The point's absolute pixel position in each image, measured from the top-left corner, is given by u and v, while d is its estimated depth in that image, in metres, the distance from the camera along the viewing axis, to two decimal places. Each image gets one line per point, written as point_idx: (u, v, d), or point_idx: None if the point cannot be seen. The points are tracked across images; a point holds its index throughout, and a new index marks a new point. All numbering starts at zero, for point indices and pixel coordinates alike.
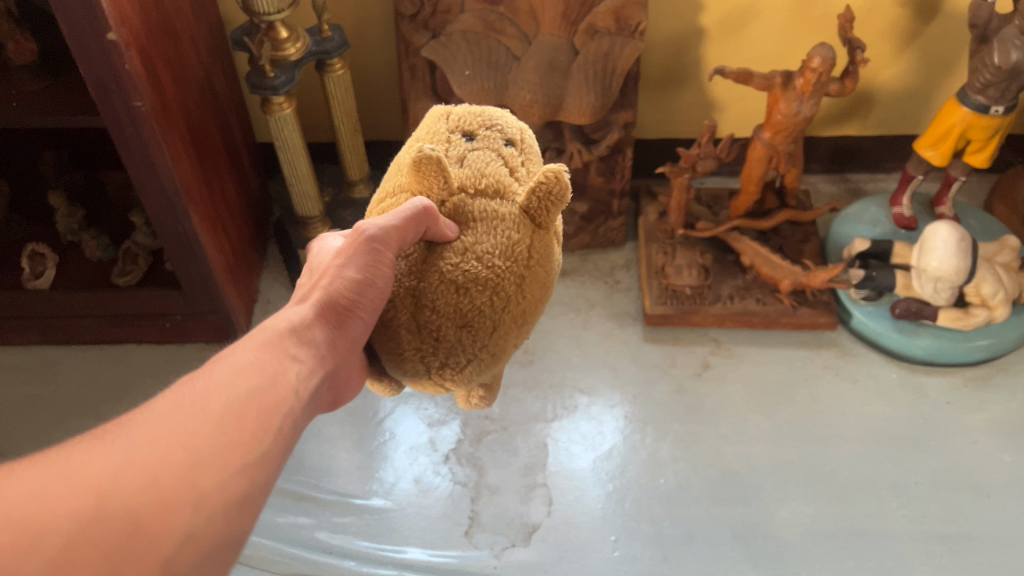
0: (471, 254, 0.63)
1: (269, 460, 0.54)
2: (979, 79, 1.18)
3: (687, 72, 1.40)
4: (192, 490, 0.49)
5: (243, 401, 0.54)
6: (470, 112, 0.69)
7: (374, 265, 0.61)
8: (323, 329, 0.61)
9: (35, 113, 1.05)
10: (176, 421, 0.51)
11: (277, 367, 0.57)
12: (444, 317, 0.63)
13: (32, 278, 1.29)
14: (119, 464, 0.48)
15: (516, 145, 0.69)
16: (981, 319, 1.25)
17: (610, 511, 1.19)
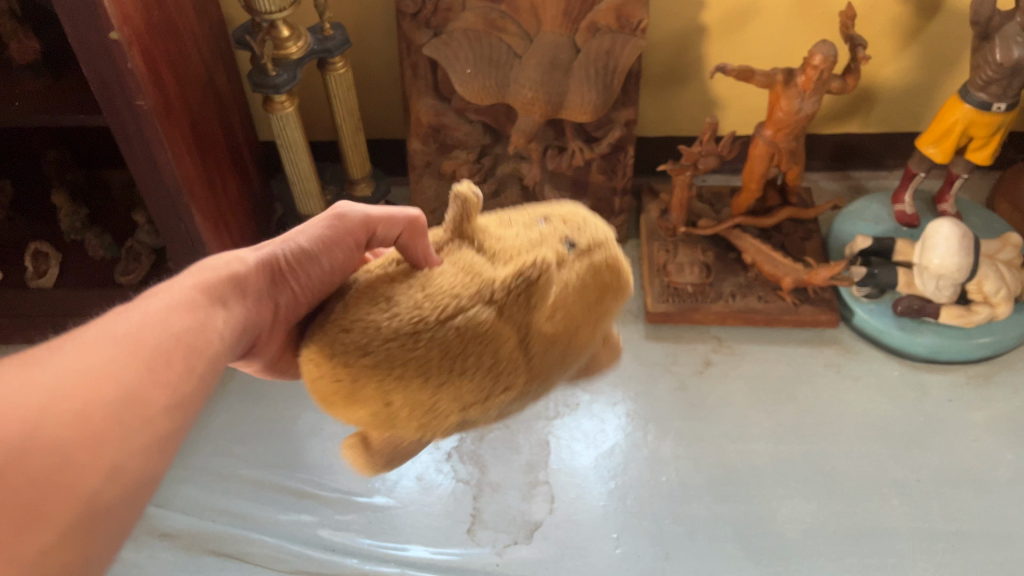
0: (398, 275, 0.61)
1: (187, 401, 0.56)
2: (981, 76, 1.17)
3: (689, 69, 1.40)
4: (118, 423, 0.51)
5: (172, 343, 0.57)
6: (573, 213, 0.62)
7: (328, 241, 0.67)
8: (256, 287, 0.65)
9: (38, 112, 1.05)
10: (108, 352, 0.53)
11: (205, 314, 0.61)
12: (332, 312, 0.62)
13: (36, 277, 1.31)
14: (52, 387, 0.49)
15: (576, 248, 0.58)
16: (982, 316, 1.25)
17: (611, 508, 1.19)
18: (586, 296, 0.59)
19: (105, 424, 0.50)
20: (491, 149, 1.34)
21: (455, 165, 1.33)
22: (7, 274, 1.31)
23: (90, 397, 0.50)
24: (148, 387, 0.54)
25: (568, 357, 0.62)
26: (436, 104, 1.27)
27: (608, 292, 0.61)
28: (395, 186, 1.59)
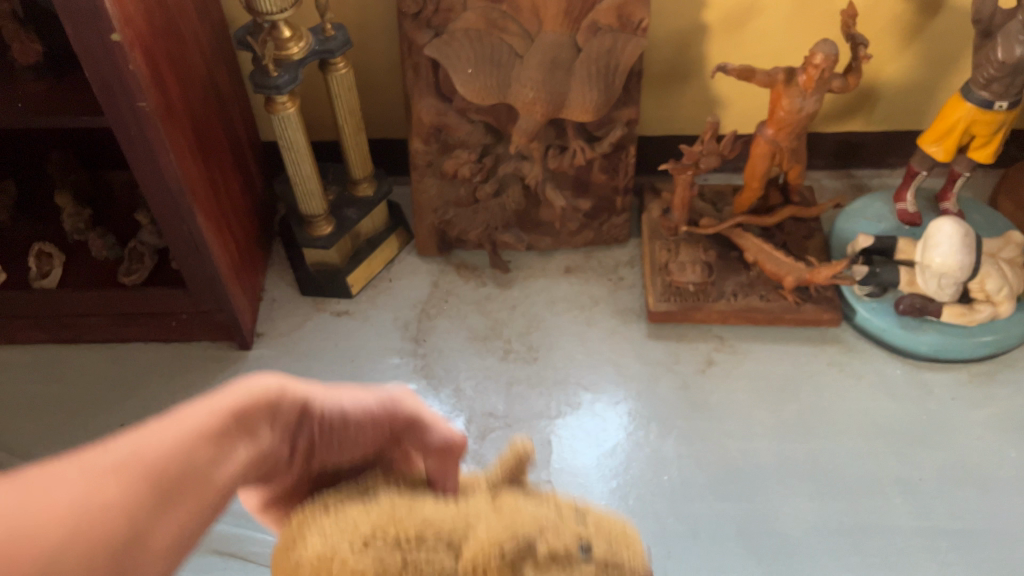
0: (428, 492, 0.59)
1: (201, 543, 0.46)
2: (983, 74, 1.17)
3: (691, 68, 1.40)
4: (118, 571, 0.39)
5: (201, 475, 0.46)
6: (622, 535, 0.54)
7: (365, 423, 0.60)
8: (287, 424, 0.55)
9: (40, 114, 1.05)
10: (128, 490, 0.40)
11: (240, 451, 0.50)
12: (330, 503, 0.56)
13: (40, 278, 1.30)
14: (84, 520, 0.38)
15: (590, 555, 0.51)
16: (985, 315, 1.25)
17: (614, 507, 1.19)
18: None
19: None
20: (492, 149, 1.34)
21: (457, 165, 1.33)
22: (11, 274, 1.32)
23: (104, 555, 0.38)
24: (173, 521, 0.43)
25: None
26: (438, 104, 1.27)
27: None
28: (397, 186, 1.59)
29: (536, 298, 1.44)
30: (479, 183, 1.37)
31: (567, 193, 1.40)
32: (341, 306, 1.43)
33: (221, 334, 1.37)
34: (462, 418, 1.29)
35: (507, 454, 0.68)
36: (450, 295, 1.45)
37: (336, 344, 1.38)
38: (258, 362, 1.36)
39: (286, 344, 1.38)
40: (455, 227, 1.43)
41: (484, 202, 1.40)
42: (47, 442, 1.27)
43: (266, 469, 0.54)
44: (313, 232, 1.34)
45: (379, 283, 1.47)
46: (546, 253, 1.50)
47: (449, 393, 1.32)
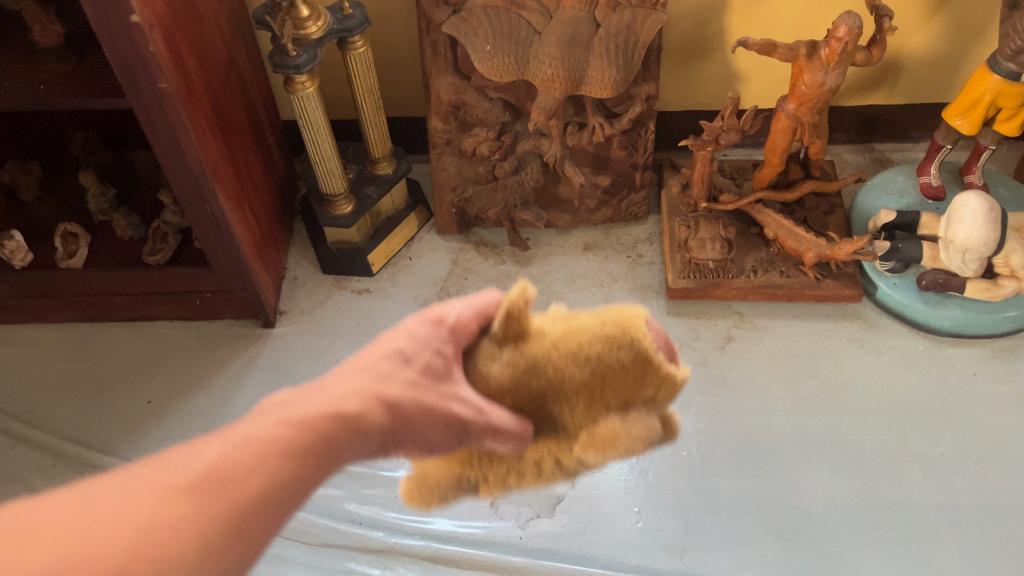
0: (580, 363, 0.66)
1: (293, 501, 0.50)
2: (1011, 46, 1.15)
3: (711, 43, 1.39)
4: (250, 522, 0.48)
5: (287, 467, 0.50)
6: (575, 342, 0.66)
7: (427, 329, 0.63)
8: (416, 384, 0.58)
9: (63, 96, 1.06)
10: (176, 471, 0.48)
11: (277, 411, 0.53)
12: (573, 376, 0.66)
13: (66, 258, 1.33)
14: (140, 532, 0.45)
15: (580, 430, 0.68)
16: (1010, 290, 1.23)
17: (633, 482, 1.20)
18: (599, 384, 0.67)
19: (220, 543, 0.46)
20: (511, 127, 1.34)
21: (475, 143, 1.33)
22: (38, 255, 1.34)
23: (196, 547, 0.45)
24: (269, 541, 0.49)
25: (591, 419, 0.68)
26: (456, 82, 1.27)
27: (605, 392, 0.67)
28: (418, 164, 1.60)
29: (556, 275, 1.44)
30: (498, 160, 1.37)
31: (586, 170, 1.40)
32: (363, 284, 1.45)
33: (245, 312, 1.39)
34: None
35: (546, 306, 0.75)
36: (469, 272, 1.45)
37: (358, 321, 1.40)
38: (282, 339, 1.38)
39: (309, 322, 1.40)
40: (475, 205, 1.44)
41: (503, 179, 1.40)
42: (78, 418, 1.30)
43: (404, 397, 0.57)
44: (332, 210, 1.35)
45: (399, 261, 1.48)
46: (565, 230, 1.51)
47: None
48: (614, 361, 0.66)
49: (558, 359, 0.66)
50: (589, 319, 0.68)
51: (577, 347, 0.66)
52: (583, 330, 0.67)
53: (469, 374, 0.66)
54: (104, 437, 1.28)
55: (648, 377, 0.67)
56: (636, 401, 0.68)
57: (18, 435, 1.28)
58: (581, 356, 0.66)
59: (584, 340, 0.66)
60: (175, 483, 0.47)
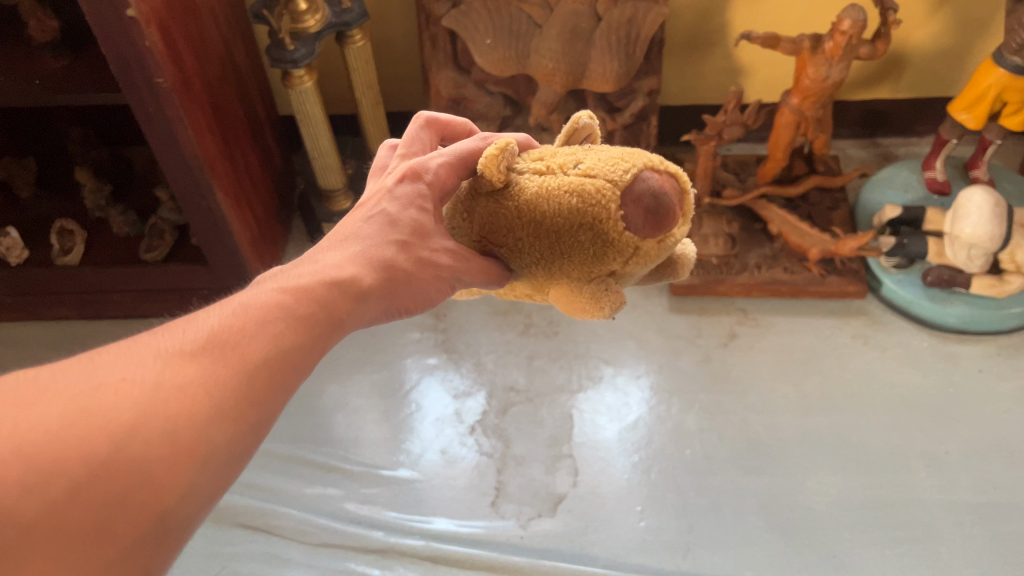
0: (545, 220, 0.61)
1: (300, 367, 0.53)
2: (1016, 40, 1.13)
3: (714, 36, 1.37)
4: (249, 391, 0.50)
5: (288, 331, 0.53)
6: (545, 194, 0.61)
7: (425, 140, 0.70)
8: (396, 198, 0.62)
9: (59, 91, 1.05)
10: (180, 369, 0.48)
11: (276, 282, 0.56)
12: (533, 238, 0.62)
13: (61, 254, 1.31)
14: (151, 389, 0.47)
15: (540, 280, 0.65)
16: (1015, 286, 1.22)
17: (635, 480, 1.19)
18: (563, 243, 0.61)
19: (233, 400, 0.49)
20: (512, 121, 1.33)
21: None
22: (34, 252, 1.32)
23: (205, 404, 0.48)
24: (284, 403, 0.52)
25: (550, 279, 0.65)
26: (456, 76, 1.26)
27: (569, 253, 0.62)
28: None
29: None
30: None
31: None
32: None
33: None
34: (483, 393, 1.29)
35: (568, 124, 0.67)
36: None
37: None
38: None
39: None
40: None
41: None
42: None
43: (391, 213, 0.62)
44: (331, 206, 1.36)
45: None
46: None
47: (470, 367, 1.32)
48: (576, 230, 0.60)
49: (518, 223, 0.62)
50: (564, 178, 0.60)
51: (539, 212, 0.61)
52: (551, 196, 0.60)
53: (455, 217, 0.67)
54: None
55: (613, 250, 0.60)
56: (604, 269, 0.62)
57: None
58: (541, 225, 0.62)
59: (546, 205, 0.61)
60: (178, 349, 0.49)
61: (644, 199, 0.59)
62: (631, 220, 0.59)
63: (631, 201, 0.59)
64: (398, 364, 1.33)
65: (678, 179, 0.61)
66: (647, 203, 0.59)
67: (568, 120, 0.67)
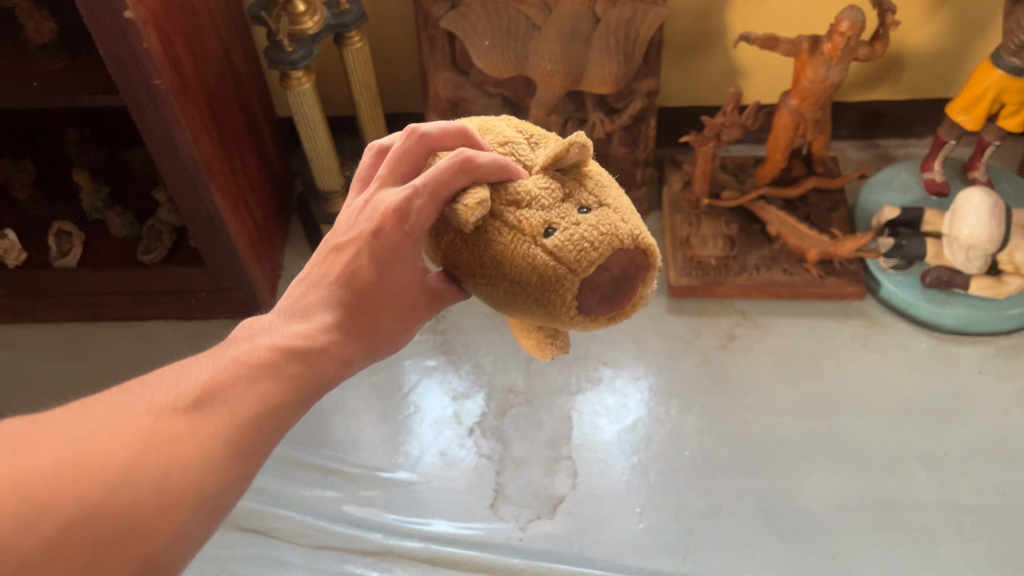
0: (508, 276, 0.63)
1: (284, 421, 0.60)
2: (1014, 41, 1.13)
3: (712, 37, 1.37)
4: (234, 445, 0.56)
5: (276, 389, 0.59)
6: (512, 253, 0.62)
7: (413, 153, 0.63)
8: (376, 254, 0.62)
9: (56, 93, 1.05)
10: (171, 422, 0.54)
11: (266, 336, 0.61)
12: (494, 283, 0.64)
13: (60, 257, 1.31)
14: (144, 439, 0.53)
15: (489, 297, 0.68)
16: (1014, 287, 1.22)
17: (635, 482, 1.19)
18: (519, 294, 0.64)
19: (220, 454, 0.55)
20: None
21: None
22: (32, 254, 1.32)
23: (195, 457, 0.54)
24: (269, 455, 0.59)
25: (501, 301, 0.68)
26: (454, 77, 1.26)
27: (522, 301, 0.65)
28: None
29: None
30: None
31: None
32: None
33: (240, 311, 1.37)
34: (482, 395, 1.29)
35: (559, 144, 0.62)
36: None
37: None
38: None
39: None
40: None
41: None
42: None
43: (369, 269, 0.63)
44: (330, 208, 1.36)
45: None
46: None
47: (468, 369, 1.32)
48: (531, 298, 0.63)
49: (481, 269, 0.64)
50: (535, 246, 0.61)
51: (502, 271, 0.63)
52: (515, 262, 0.62)
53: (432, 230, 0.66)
54: None
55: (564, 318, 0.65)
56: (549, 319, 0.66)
57: None
58: (503, 278, 0.63)
59: (509, 268, 0.62)
60: (171, 403, 0.55)
61: (601, 287, 0.63)
62: (585, 303, 0.63)
63: (589, 288, 0.63)
64: (397, 366, 1.33)
65: (636, 262, 0.64)
66: (603, 293, 0.63)
67: (561, 143, 0.62)
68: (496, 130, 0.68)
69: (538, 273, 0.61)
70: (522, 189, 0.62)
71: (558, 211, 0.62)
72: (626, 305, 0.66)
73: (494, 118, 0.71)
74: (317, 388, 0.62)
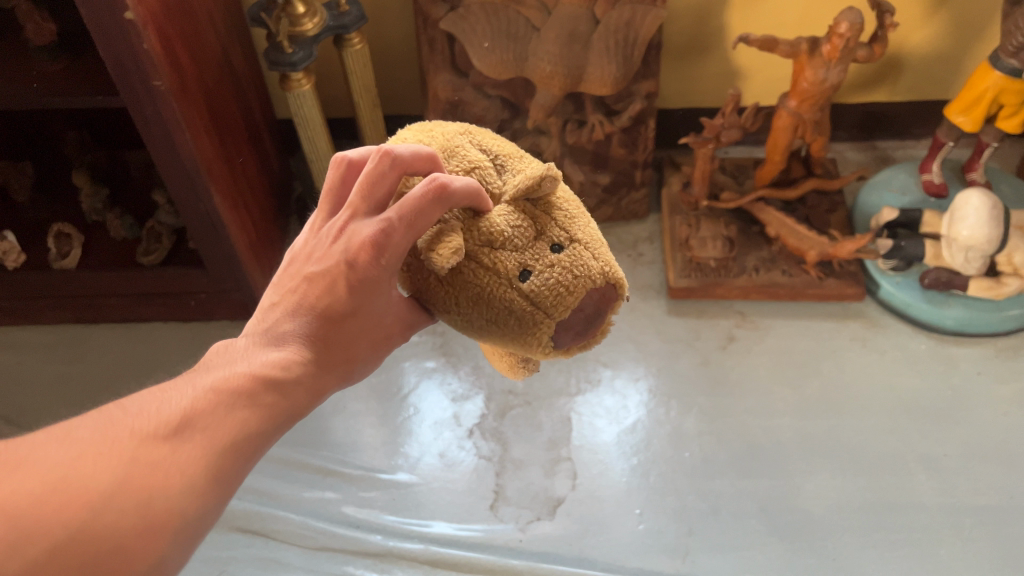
0: (484, 317, 0.65)
1: (261, 447, 0.59)
2: (1013, 42, 1.13)
3: (711, 39, 1.37)
4: (215, 471, 0.56)
5: (253, 418, 0.58)
6: (490, 298, 0.64)
7: (388, 178, 0.61)
8: (353, 285, 0.61)
9: (57, 94, 1.05)
10: (152, 446, 0.54)
11: (244, 362, 0.60)
12: (468, 319, 0.66)
13: (59, 258, 1.31)
14: (126, 463, 0.53)
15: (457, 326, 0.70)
16: (1013, 289, 1.22)
17: (635, 484, 1.19)
18: (493, 331, 0.67)
19: (201, 480, 0.55)
20: (510, 125, 1.33)
21: None
22: (31, 255, 1.32)
23: (177, 483, 0.54)
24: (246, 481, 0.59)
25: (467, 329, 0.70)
26: (454, 80, 1.26)
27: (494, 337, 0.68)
28: None
29: None
30: None
31: (586, 168, 1.38)
32: None
33: (239, 313, 1.37)
34: (482, 396, 1.29)
35: (530, 180, 0.65)
36: None
37: None
38: None
39: None
40: None
41: None
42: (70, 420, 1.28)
43: (346, 301, 0.62)
44: None
45: None
46: None
47: (467, 370, 1.32)
48: (508, 336, 0.66)
49: (455, 308, 0.66)
50: (513, 291, 0.64)
51: (479, 312, 0.65)
52: (493, 304, 0.65)
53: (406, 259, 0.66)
54: None
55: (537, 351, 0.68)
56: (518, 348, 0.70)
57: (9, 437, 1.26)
58: (478, 318, 0.66)
59: (487, 310, 0.65)
60: (153, 428, 0.55)
61: (573, 326, 0.67)
62: (558, 338, 0.67)
63: (563, 328, 0.67)
64: (397, 367, 1.33)
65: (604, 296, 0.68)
66: (576, 331, 0.67)
67: (533, 179, 0.64)
68: (461, 152, 0.67)
69: (516, 318, 0.65)
70: (494, 228, 0.64)
71: (531, 252, 0.65)
72: (594, 333, 0.70)
73: (455, 133, 0.69)
74: (293, 416, 0.62)
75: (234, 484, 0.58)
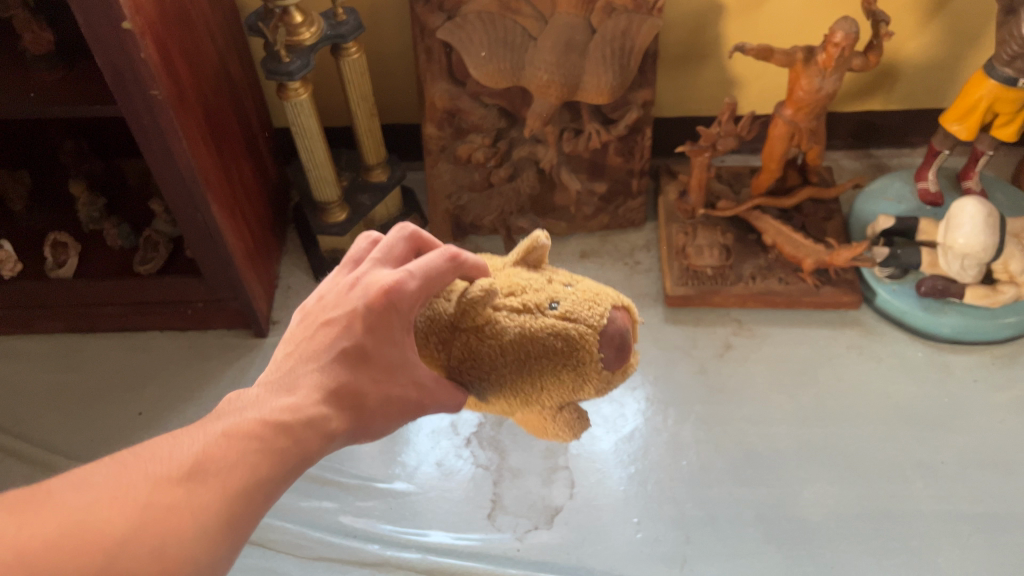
0: (532, 348, 0.75)
1: (272, 495, 0.58)
2: (1007, 51, 1.13)
3: (707, 48, 1.38)
4: (228, 518, 0.54)
5: (264, 462, 0.57)
6: (532, 328, 0.75)
7: (404, 250, 0.70)
8: (368, 328, 0.65)
9: (53, 103, 1.04)
10: (166, 491, 0.52)
11: (254, 410, 0.59)
12: (517, 360, 0.76)
13: (55, 268, 1.31)
14: (141, 508, 0.51)
15: (525, 394, 0.79)
16: (1009, 296, 1.23)
17: (632, 492, 1.19)
18: (552, 363, 0.76)
19: (214, 526, 0.53)
20: (507, 133, 1.34)
21: (470, 149, 1.32)
22: (27, 263, 1.32)
23: (189, 530, 0.52)
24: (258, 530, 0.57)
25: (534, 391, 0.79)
26: (450, 88, 1.26)
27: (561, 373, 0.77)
28: (412, 171, 1.59)
29: None
30: (494, 167, 1.36)
31: (583, 176, 1.39)
32: None
33: (236, 322, 1.37)
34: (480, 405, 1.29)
35: (528, 240, 0.81)
36: None
37: None
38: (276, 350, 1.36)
39: None
40: (470, 213, 1.42)
41: (499, 186, 1.39)
42: (67, 430, 1.28)
43: (361, 339, 0.65)
44: (326, 217, 1.35)
45: None
46: (561, 237, 1.49)
47: None
48: (560, 365, 0.76)
49: (502, 357, 0.76)
50: (545, 318, 0.75)
51: (525, 348, 0.75)
52: (534, 339, 0.75)
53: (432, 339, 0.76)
54: (90, 450, 1.26)
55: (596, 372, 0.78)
56: (585, 383, 0.79)
57: (4, 447, 1.26)
58: (528, 354, 0.76)
59: (534, 337, 0.75)
60: (167, 472, 0.53)
61: (613, 341, 0.77)
62: (608, 356, 0.77)
63: (607, 342, 0.77)
64: None
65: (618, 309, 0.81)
66: (616, 345, 0.77)
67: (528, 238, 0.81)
68: None
69: (562, 335, 0.75)
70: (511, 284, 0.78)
71: (547, 291, 0.78)
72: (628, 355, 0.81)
73: None
74: (307, 463, 0.60)
75: (246, 531, 0.56)
